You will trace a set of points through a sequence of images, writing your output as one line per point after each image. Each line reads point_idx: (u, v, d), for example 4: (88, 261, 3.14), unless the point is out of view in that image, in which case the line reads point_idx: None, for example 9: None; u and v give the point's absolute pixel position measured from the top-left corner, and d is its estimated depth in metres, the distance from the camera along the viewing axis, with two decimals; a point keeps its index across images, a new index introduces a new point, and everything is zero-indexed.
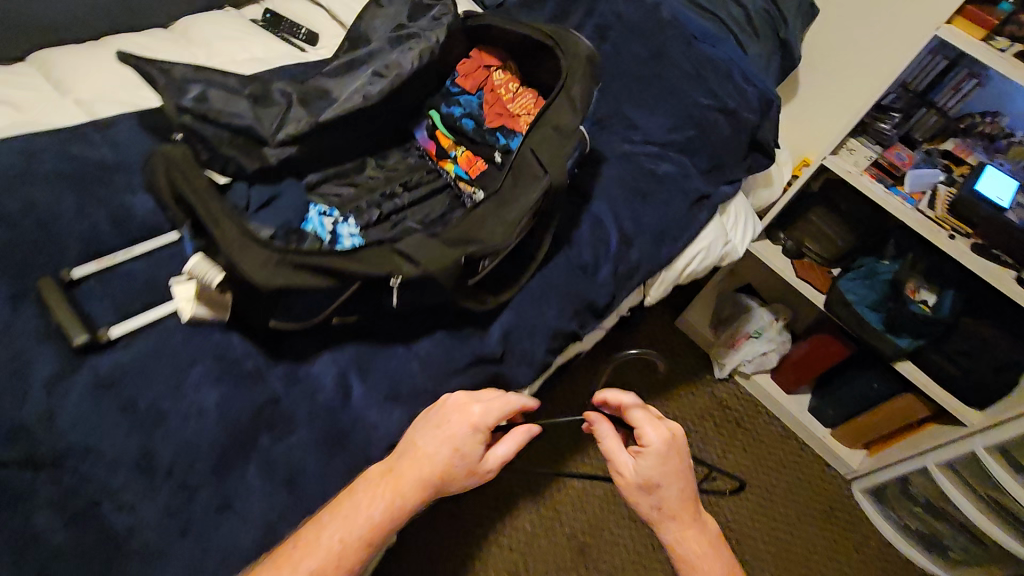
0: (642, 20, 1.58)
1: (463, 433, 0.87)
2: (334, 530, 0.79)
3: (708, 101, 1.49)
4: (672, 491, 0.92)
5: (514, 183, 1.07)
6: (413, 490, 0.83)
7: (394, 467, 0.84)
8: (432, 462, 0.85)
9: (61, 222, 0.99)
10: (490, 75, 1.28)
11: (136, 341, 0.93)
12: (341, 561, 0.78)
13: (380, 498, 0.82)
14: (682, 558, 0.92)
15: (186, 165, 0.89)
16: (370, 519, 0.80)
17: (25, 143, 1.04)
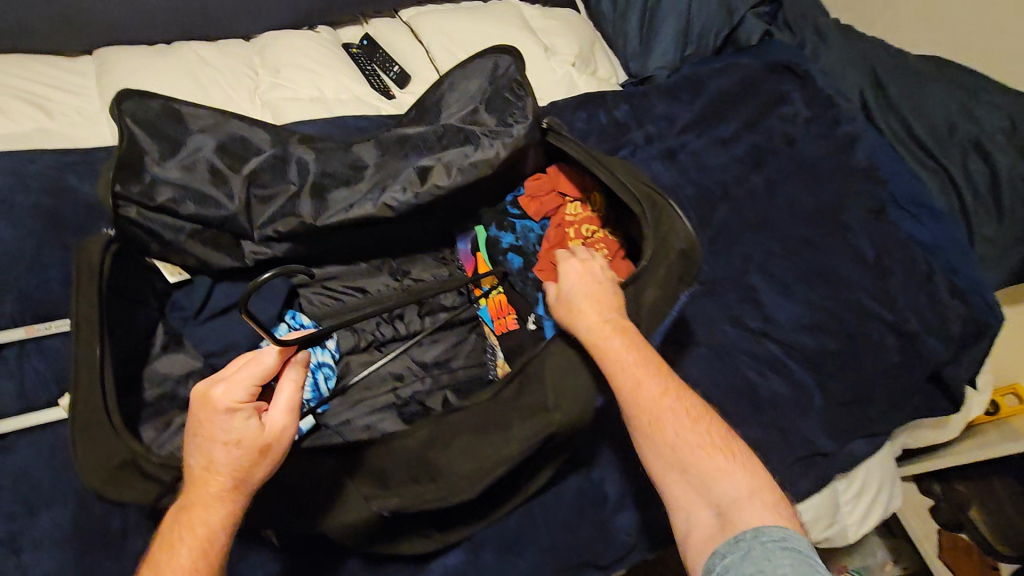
0: (820, 159, 1.15)
1: (229, 412, 0.59)
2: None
3: (876, 306, 1.03)
4: (589, 307, 0.72)
5: (517, 398, 0.76)
6: (212, 519, 0.58)
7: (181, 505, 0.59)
8: (215, 472, 0.58)
9: (9, 270, 0.86)
10: (563, 209, 0.96)
11: (12, 445, 0.77)
12: None
13: (180, 546, 0.57)
14: (623, 386, 0.69)
15: (81, 282, 0.70)
16: (183, 575, 0.56)
17: (21, 163, 0.93)
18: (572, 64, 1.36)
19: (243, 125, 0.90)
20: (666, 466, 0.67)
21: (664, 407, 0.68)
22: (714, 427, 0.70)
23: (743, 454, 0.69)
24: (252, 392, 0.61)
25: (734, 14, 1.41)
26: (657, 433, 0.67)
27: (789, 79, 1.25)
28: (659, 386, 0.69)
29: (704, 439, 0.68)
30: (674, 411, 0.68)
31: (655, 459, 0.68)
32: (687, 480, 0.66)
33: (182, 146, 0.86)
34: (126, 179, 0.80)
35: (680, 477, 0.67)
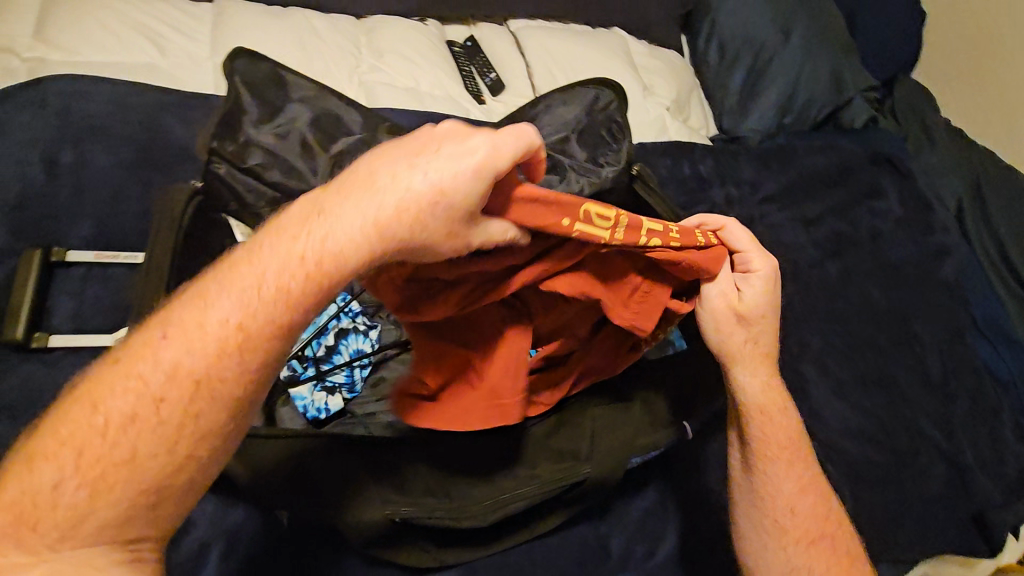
0: (903, 263, 1.12)
1: (462, 178, 0.45)
2: (156, 396, 0.45)
3: (933, 431, 0.99)
4: (749, 347, 0.69)
5: (537, 443, 0.74)
6: (319, 282, 0.47)
7: (297, 253, 0.46)
8: (352, 244, 0.46)
9: (98, 195, 0.90)
10: (580, 221, 0.52)
11: (59, 361, 0.80)
12: (203, 403, 0.46)
13: (266, 285, 0.46)
14: (757, 414, 0.72)
15: (161, 231, 0.72)
16: (237, 359, 0.46)
17: (126, 93, 0.96)
18: (666, 108, 1.33)
19: (341, 103, 0.90)
20: (770, 526, 0.72)
21: (783, 482, 0.72)
22: (804, 458, 0.74)
23: (818, 487, 0.74)
24: (497, 174, 0.46)
25: (844, 94, 1.37)
26: (767, 455, 0.72)
27: (886, 172, 1.21)
28: (787, 463, 0.72)
29: (797, 460, 0.73)
30: (787, 441, 0.73)
31: (763, 519, 0.72)
32: (769, 487, 0.72)
33: (280, 113, 0.87)
34: (221, 137, 0.82)
35: (757, 493, 0.73)
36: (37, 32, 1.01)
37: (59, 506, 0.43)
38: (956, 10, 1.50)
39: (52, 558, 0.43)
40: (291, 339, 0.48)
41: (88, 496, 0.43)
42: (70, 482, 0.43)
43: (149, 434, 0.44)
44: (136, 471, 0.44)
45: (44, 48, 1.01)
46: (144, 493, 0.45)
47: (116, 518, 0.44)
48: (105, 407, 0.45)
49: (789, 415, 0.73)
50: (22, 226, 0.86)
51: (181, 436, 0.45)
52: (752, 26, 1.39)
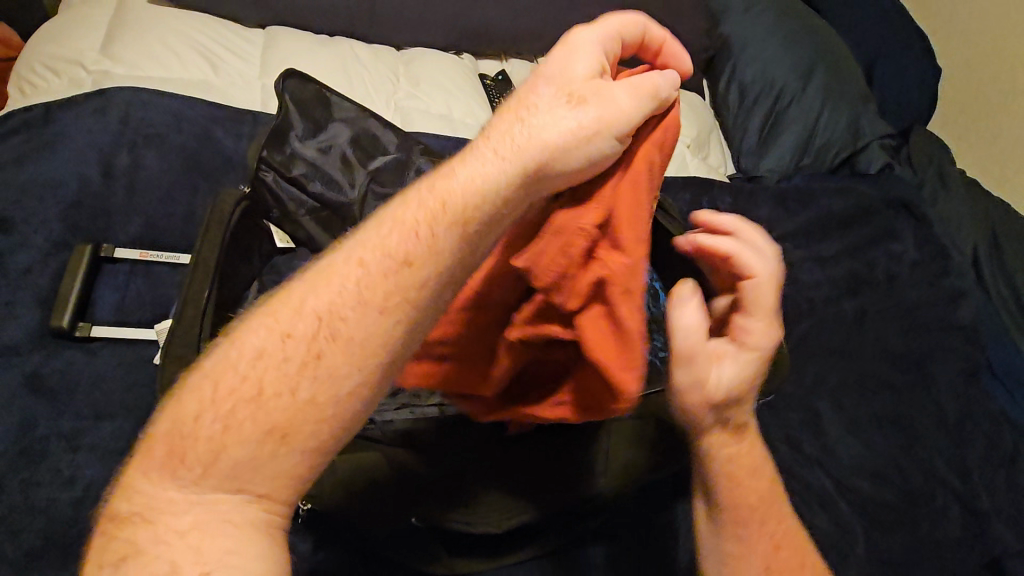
0: (918, 306, 1.13)
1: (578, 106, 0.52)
2: (288, 338, 0.47)
3: (948, 473, 0.98)
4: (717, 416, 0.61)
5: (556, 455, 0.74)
6: (463, 210, 0.50)
7: (421, 198, 0.52)
8: (495, 168, 0.51)
9: (149, 199, 0.96)
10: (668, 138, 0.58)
11: (99, 352, 0.84)
12: (332, 342, 0.47)
13: (407, 223, 0.51)
14: (731, 490, 0.64)
15: (210, 230, 0.77)
16: (367, 294, 0.48)
17: (182, 107, 1.03)
18: (687, 146, 1.38)
19: (379, 125, 0.96)
20: None
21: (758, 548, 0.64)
22: (792, 550, 0.65)
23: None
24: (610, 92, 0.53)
25: (861, 140, 1.41)
26: (739, 515, 0.64)
27: (902, 217, 1.24)
28: (760, 523, 0.65)
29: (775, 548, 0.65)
30: (760, 529, 0.65)
31: None
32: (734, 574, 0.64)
33: (323, 130, 0.93)
34: (270, 147, 0.88)
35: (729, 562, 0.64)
36: (104, 47, 1.10)
37: (198, 439, 0.45)
38: (973, 65, 1.54)
39: (191, 497, 0.44)
40: (416, 279, 0.49)
41: (223, 433, 0.45)
42: (204, 418, 0.45)
43: (275, 371, 0.46)
44: (267, 406, 0.45)
45: (111, 62, 1.09)
46: (274, 432, 0.45)
47: (248, 458, 0.44)
48: (240, 341, 0.48)
49: (768, 496, 0.66)
50: (78, 222, 0.92)
51: (310, 371, 0.46)
52: (772, 74, 1.46)
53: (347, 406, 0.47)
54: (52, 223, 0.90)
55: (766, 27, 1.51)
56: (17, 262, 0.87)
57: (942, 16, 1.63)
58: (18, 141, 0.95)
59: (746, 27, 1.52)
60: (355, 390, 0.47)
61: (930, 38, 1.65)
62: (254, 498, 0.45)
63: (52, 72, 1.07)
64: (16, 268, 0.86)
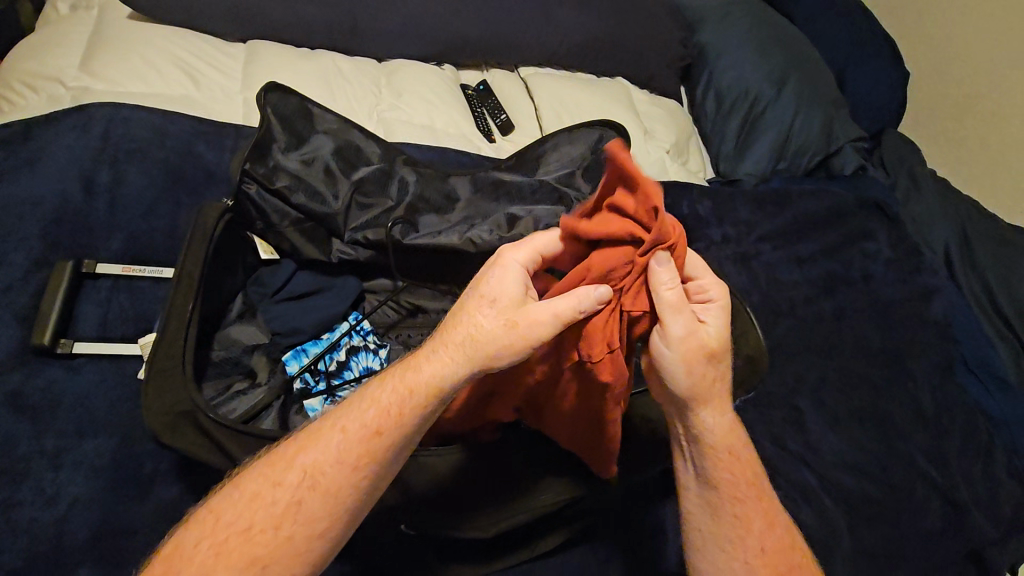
0: (893, 303, 1.16)
1: (498, 304, 0.58)
2: (273, 485, 0.58)
3: (926, 465, 1.00)
4: (705, 381, 0.63)
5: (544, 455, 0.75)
6: (420, 403, 0.59)
7: (388, 380, 0.61)
8: (444, 368, 0.59)
9: (131, 214, 0.96)
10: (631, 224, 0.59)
11: (81, 368, 0.83)
12: (309, 495, 0.58)
13: (382, 399, 0.60)
14: (713, 449, 0.66)
15: (195, 240, 0.78)
16: (339, 454, 0.58)
17: (163, 121, 1.03)
18: (666, 151, 1.40)
19: (363, 137, 0.97)
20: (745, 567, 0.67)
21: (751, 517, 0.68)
22: (764, 494, 0.69)
23: (783, 522, 0.70)
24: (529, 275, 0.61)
25: (834, 143, 1.45)
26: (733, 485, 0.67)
27: (876, 218, 1.27)
28: (753, 498, 0.68)
29: (749, 497, 0.68)
30: (740, 481, 0.67)
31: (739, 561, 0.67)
32: (720, 528, 0.67)
33: (306, 143, 0.93)
34: (253, 160, 0.88)
35: (725, 533, 0.67)
36: (83, 64, 1.09)
37: (193, 562, 0.55)
38: (939, 69, 1.60)
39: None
40: (385, 443, 0.59)
41: (215, 558, 0.56)
42: (203, 544, 0.57)
43: (261, 514, 0.57)
44: (254, 541, 0.56)
45: (90, 79, 1.09)
46: (255, 565, 0.56)
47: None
48: (243, 484, 0.59)
49: (743, 450, 0.68)
50: (58, 239, 0.91)
51: (290, 515, 0.57)
52: (747, 80, 1.49)
53: (314, 545, 0.58)
54: (33, 240, 0.89)
55: (740, 36, 1.55)
56: None
57: (908, 22, 1.68)
58: None
59: (720, 36, 1.56)
60: (331, 534, 0.58)
61: (897, 42, 1.70)
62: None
63: (30, 89, 1.06)
64: None
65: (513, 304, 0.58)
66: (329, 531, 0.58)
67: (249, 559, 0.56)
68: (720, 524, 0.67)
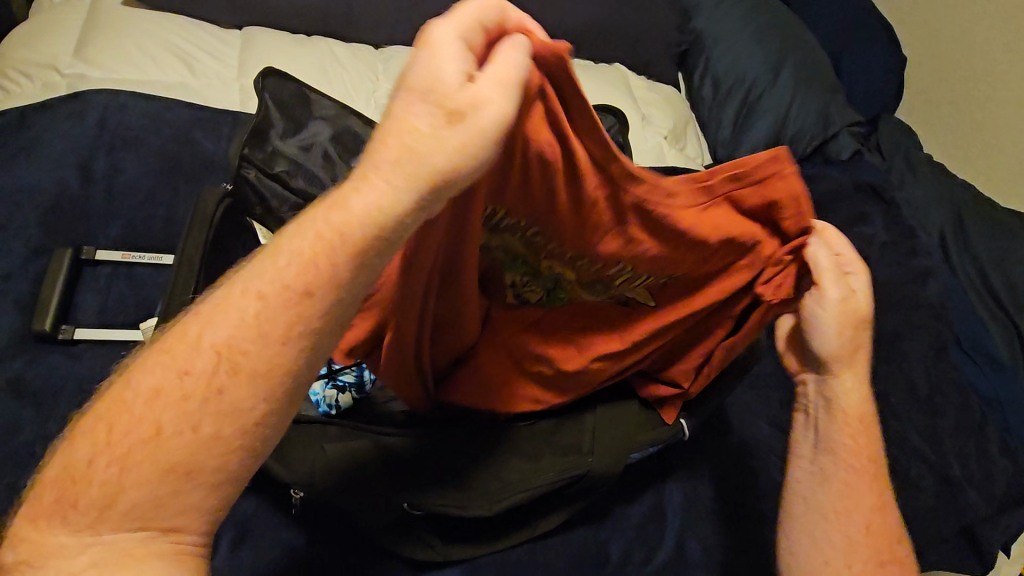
0: (889, 285, 1.17)
1: (423, 94, 0.44)
2: (178, 375, 0.46)
3: (920, 444, 1.01)
4: (854, 342, 0.65)
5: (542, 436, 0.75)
6: (354, 245, 0.45)
7: (312, 225, 0.47)
8: (376, 196, 0.45)
9: (129, 200, 0.96)
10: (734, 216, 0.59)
11: (82, 354, 0.83)
12: (225, 377, 0.45)
13: (303, 250, 0.47)
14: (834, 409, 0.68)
15: (195, 227, 0.78)
16: (256, 325, 0.46)
17: (160, 108, 1.03)
18: (664, 137, 1.40)
19: (361, 123, 0.97)
20: (832, 519, 0.68)
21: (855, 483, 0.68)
22: (877, 475, 0.69)
23: (889, 507, 0.69)
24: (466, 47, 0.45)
25: (831, 128, 1.44)
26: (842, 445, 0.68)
27: (873, 201, 1.28)
28: (863, 468, 0.68)
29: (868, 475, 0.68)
30: (864, 455, 0.68)
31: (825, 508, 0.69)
32: (822, 483, 0.69)
33: (304, 128, 0.93)
34: (251, 146, 0.88)
35: (821, 485, 0.69)
36: (77, 51, 1.09)
37: (96, 479, 0.44)
38: (934, 55, 1.60)
39: (100, 538, 0.44)
40: (318, 307, 0.46)
41: (120, 472, 0.44)
42: (104, 457, 0.44)
43: (173, 411, 0.45)
44: (163, 446, 0.44)
45: (85, 65, 1.08)
46: (172, 470, 0.44)
47: (152, 509, 0.44)
48: (135, 381, 0.46)
49: (872, 424, 0.69)
50: (57, 226, 0.91)
51: (211, 406, 0.45)
52: (744, 66, 1.49)
53: (251, 439, 0.46)
54: (32, 227, 0.90)
55: (737, 21, 1.54)
56: None
57: (904, 8, 1.68)
58: None
59: (718, 22, 1.56)
60: (263, 419, 0.47)
61: (894, 26, 1.70)
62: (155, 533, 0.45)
63: (24, 76, 1.05)
64: None
65: (454, 93, 0.43)
66: (264, 419, 0.46)
67: (167, 466, 0.44)
68: (821, 476, 0.69)
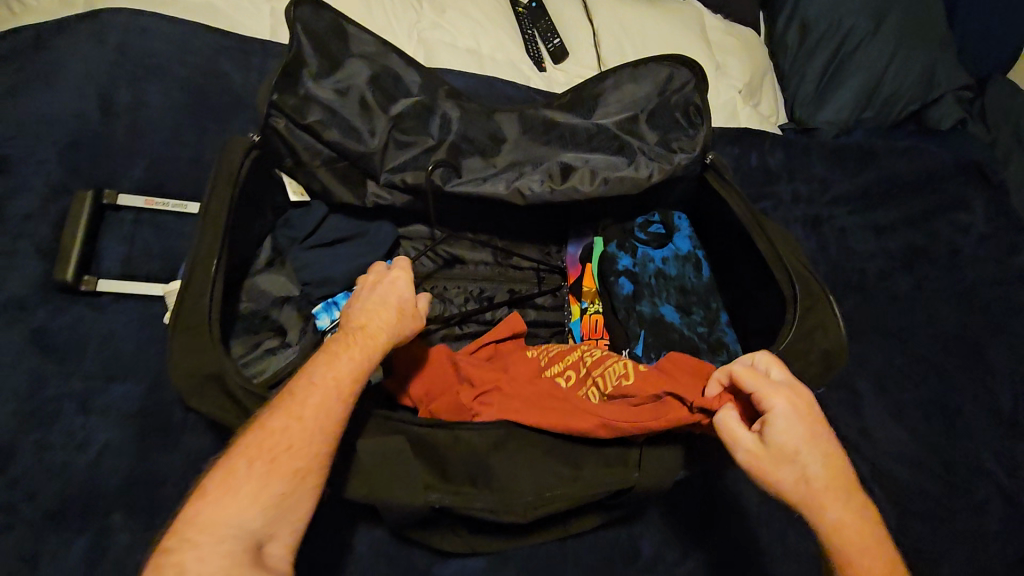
0: (981, 284, 1.04)
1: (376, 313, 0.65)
2: (295, 407, 0.54)
3: (993, 466, 0.92)
4: (825, 467, 0.57)
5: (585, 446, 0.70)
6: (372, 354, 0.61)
7: (344, 341, 0.61)
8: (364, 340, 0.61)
9: (151, 139, 0.88)
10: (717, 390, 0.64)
11: (105, 307, 0.79)
12: (323, 418, 0.55)
13: (349, 349, 0.60)
14: (835, 548, 0.57)
15: (220, 182, 0.69)
16: (334, 384, 0.57)
17: (184, 35, 0.93)
18: (738, 91, 1.24)
19: (402, 63, 0.85)
20: None
21: None
22: None
23: None
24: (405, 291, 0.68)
25: (935, 91, 1.25)
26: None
27: (976, 184, 1.12)
28: None
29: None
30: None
31: None
32: None
33: (341, 67, 0.82)
34: (281, 90, 0.77)
35: None
36: None
37: (245, 481, 0.50)
38: None
39: (208, 543, 0.47)
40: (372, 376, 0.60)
41: (258, 480, 0.50)
42: (249, 465, 0.51)
43: (297, 434, 0.53)
44: (286, 459, 0.52)
45: None
46: (297, 478, 0.52)
47: (257, 517, 0.49)
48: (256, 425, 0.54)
49: (882, 541, 0.58)
50: (77, 164, 0.85)
51: (320, 435, 0.54)
52: (842, 10, 1.28)
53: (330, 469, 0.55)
54: (51, 165, 0.83)
55: None
56: (18, 207, 0.81)
57: None
58: (8, 70, 0.86)
59: None
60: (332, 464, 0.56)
61: None
62: (251, 542, 0.48)
63: None
64: (16, 214, 0.80)
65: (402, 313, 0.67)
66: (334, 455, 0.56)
67: (294, 472, 0.52)
68: None
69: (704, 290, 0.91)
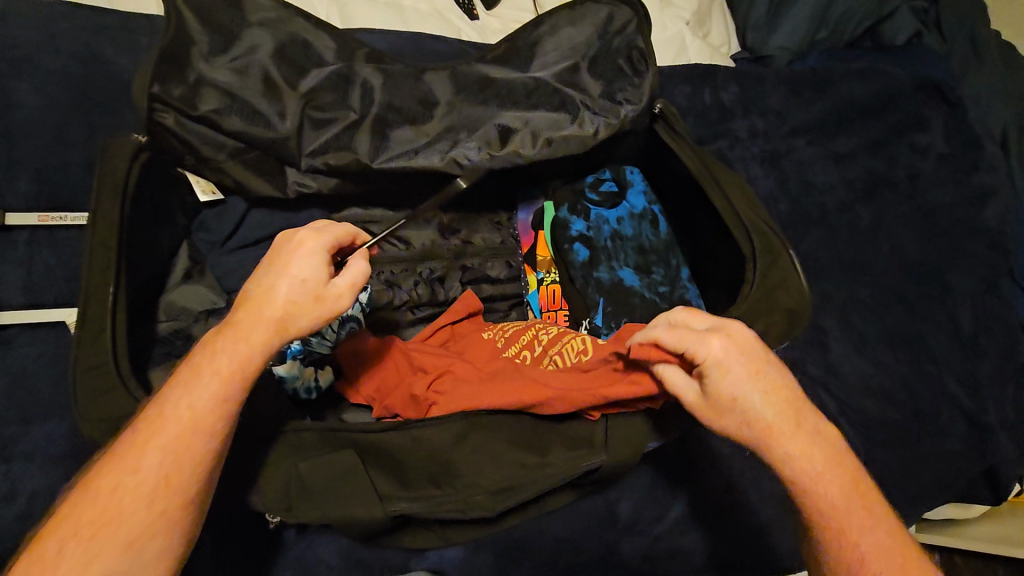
0: (941, 207, 1.02)
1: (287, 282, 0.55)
2: (154, 436, 0.49)
3: (957, 389, 0.93)
4: (770, 400, 0.56)
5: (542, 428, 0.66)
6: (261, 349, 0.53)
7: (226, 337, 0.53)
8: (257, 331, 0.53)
9: (31, 145, 0.77)
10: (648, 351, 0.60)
11: (13, 342, 0.72)
12: (188, 440, 0.50)
13: (223, 353, 0.52)
14: (799, 479, 0.57)
15: (102, 196, 0.61)
16: (203, 396, 0.51)
17: (52, 18, 0.80)
18: (686, 22, 1.15)
19: (309, 26, 0.75)
20: None
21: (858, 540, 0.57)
22: (876, 510, 0.58)
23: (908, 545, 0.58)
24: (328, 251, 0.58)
25: (890, 3, 1.18)
26: (830, 505, 0.57)
27: (934, 102, 1.08)
28: (861, 512, 0.57)
29: (858, 507, 0.58)
30: (841, 497, 0.57)
31: None
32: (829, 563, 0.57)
33: (237, 41, 0.72)
34: (167, 78, 0.68)
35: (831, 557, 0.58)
36: None
37: (99, 522, 0.47)
38: None
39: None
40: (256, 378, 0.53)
41: (114, 518, 0.47)
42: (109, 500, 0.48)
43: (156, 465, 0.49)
44: (145, 493, 0.48)
45: None
46: (159, 514, 0.48)
47: (118, 552, 0.47)
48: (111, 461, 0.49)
49: (840, 452, 0.59)
50: None
51: (186, 456, 0.49)
52: None
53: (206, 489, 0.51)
54: None
55: None
56: None
57: None
58: None
59: None
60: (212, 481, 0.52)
61: None
62: None
63: None
64: None
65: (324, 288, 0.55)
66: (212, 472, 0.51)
67: (158, 505, 0.48)
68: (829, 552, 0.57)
69: (662, 247, 0.86)
